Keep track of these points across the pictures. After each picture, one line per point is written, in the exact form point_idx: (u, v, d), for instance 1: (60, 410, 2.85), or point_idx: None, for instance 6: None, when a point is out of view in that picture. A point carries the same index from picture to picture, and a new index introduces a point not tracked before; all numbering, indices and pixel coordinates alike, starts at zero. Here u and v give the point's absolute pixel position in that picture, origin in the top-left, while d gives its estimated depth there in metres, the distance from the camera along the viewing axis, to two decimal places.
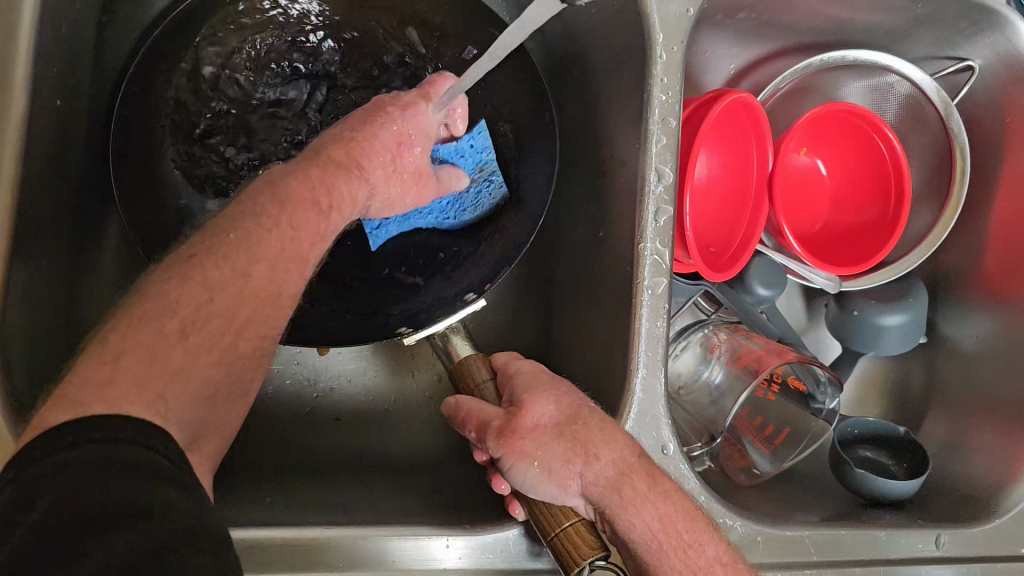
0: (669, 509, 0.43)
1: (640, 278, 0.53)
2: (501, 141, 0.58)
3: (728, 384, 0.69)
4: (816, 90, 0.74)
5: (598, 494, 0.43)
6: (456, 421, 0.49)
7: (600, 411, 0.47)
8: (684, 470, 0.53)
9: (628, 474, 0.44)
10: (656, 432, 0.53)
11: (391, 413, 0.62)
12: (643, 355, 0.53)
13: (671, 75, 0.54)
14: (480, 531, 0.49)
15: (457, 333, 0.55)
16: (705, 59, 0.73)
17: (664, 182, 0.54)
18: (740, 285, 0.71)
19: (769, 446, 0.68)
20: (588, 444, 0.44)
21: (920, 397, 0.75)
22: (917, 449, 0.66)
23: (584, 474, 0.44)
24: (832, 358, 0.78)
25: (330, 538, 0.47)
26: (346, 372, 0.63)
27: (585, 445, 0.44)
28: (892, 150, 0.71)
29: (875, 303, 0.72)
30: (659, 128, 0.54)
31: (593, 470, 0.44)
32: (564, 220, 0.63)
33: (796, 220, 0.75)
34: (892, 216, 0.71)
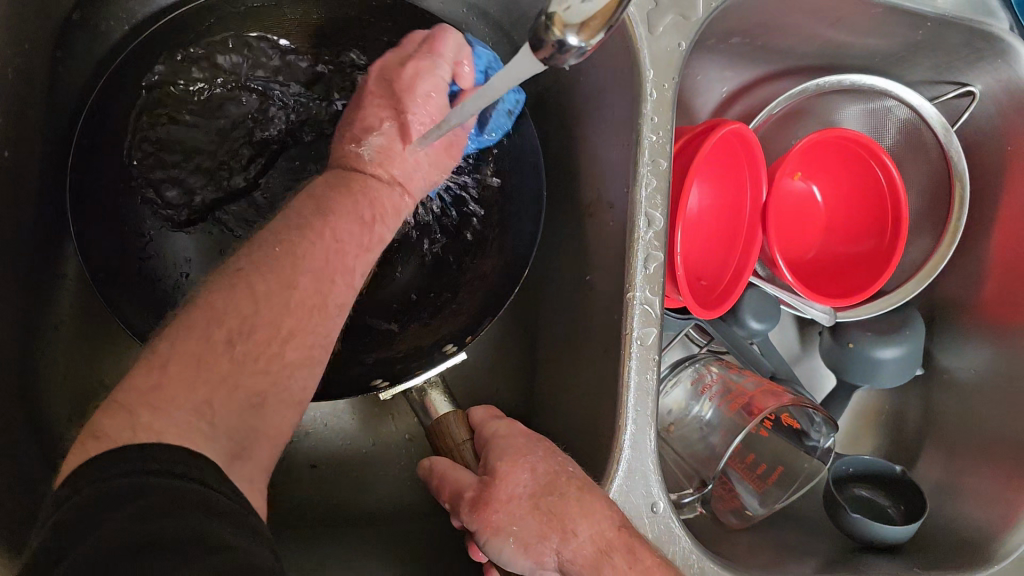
0: None
1: (628, 328, 0.51)
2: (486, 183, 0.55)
3: (719, 423, 0.66)
4: (812, 114, 0.72)
5: (577, 571, 0.42)
6: (431, 486, 0.46)
7: (582, 477, 0.45)
8: (675, 531, 0.50)
9: (608, 552, 0.42)
10: (645, 491, 0.50)
11: (368, 462, 0.59)
12: (632, 409, 0.50)
13: (662, 113, 0.51)
14: None
15: (435, 387, 0.52)
16: (696, 83, 0.70)
17: (654, 227, 0.51)
18: (732, 319, 0.69)
19: (760, 486, 0.66)
20: (566, 520, 0.42)
21: (915, 430, 0.73)
22: (914, 489, 0.65)
23: (561, 551, 0.42)
24: (826, 390, 0.76)
25: None
26: (319, 417, 0.59)
27: (563, 520, 0.42)
28: (889, 178, 0.69)
29: (870, 336, 0.70)
30: (649, 170, 0.51)
31: (570, 547, 0.42)
32: (549, 258, 0.61)
33: (790, 248, 0.72)
34: (888, 247, 0.69)
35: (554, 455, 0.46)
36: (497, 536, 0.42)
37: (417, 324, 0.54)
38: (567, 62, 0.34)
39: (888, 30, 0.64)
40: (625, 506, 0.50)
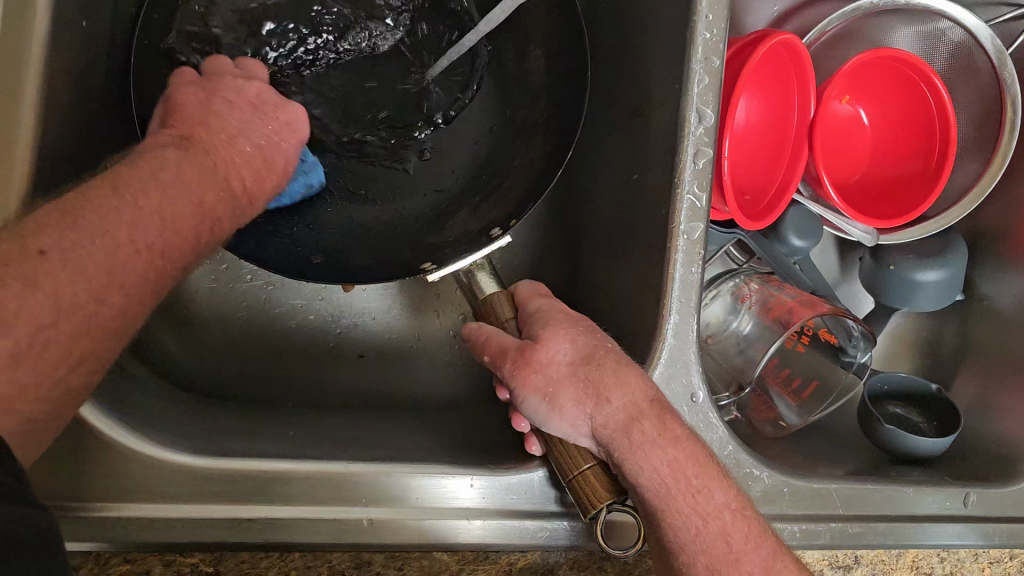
0: (679, 455, 0.43)
1: (675, 222, 0.52)
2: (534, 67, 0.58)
3: (757, 334, 0.68)
4: (864, 36, 0.72)
5: (608, 436, 0.43)
6: (475, 349, 0.50)
7: (622, 355, 0.47)
8: (712, 420, 0.52)
9: (638, 419, 0.43)
10: (685, 379, 0.52)
11: (413, 351, 0.62)
12: (676, 300, 0.52)
13: (718, 11, 0.51)
14: (504, 472, 0.48)
15: (482, 270, 0.54)
16: (748, 0, 0.70)
17: (704, 124, 0.52)
18: (773, 236, 0.69)
19: (796, 400, 0.67)
20: (600, 387, 0.44)
21: (952, 355, 0.73)
22: (948, 404, 0.66)
23: (594, 414, 0.44)
24: (865, 312, 0.76)
25: (354, 472, 0.46)
26: (370, 310, 0.62)
27: (597, 387, 0.44)
28: (939, 100, 0.69)
29: (911, 257, 0.70)
30: (701, 68, 0.52)
31: (603, 412, 0.44)
32: (595, 161, 0.62)
33: (834, 170, 0.73)
34: (934, 170, 0.69)
35: (592, 330, 0.48)
36: (537, 393, 0.45)
37: (467, 211, 0.57)
38: None
39: None
40: (666, 393, 0.51)
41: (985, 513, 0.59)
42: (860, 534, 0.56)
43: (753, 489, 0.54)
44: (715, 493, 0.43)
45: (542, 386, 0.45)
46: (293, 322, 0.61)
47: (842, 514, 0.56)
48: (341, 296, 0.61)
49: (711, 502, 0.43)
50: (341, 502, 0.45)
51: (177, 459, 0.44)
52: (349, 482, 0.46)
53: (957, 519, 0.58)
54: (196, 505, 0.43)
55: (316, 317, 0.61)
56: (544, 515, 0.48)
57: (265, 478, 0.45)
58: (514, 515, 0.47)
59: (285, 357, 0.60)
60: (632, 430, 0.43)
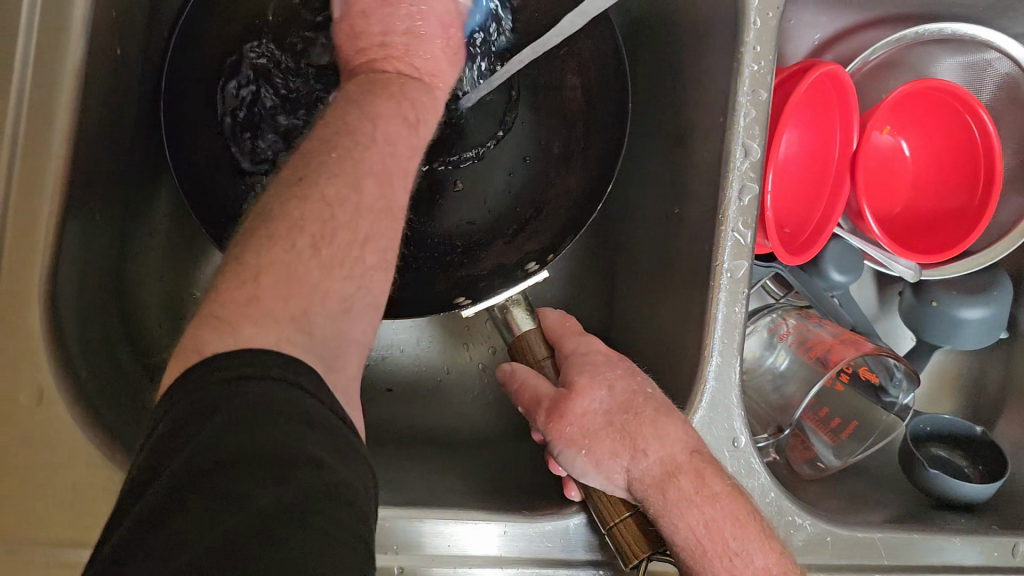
0: (717, 514, 0.41)
1: (719, 260, 0.50)
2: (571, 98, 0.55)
3: (794, 371, 0.66)
4: (906, 66, 0.70)
5: (644, 491, 0.42)
6: (510, 390, 0.48)
7: (661, 399, 0.45)
8: (754, 465, 0.50)
9: (674, 474, 0.42)
10: (727, 423, 0.50)
11: (443, 384, 0.61)
12: (719, 340, 0.50)
13: (766, 42, 0.50)
14: (540, 518, 0.46)
15: (518, 304, 0.52)
16: (789, 28, 0.69)
17: (751, 158, 0.50)
18: (813, 270, 0.67)
19: (835, 439, 0.65)
20: (638, 439, 0.43)
21: (995, 395, 0.71)
22: (994, 453, 0.63)
23: (631, 467, 0.43)
24: (906, 350, 0.74)
25: (384, 517, 0.45)
26: (398, 342, 0.61)
27: (635, 439, 0.43)
28: (985, 134, 0.67)
29: (955, 295, 0.68)
30: (748, 101, 0.50)
31: (641, 463, 0.42)
32: (633, 191, 0.60)
33: (875, 203, 0.71)
34: (980, 205, 0.67)
35: (633, 374, 0.46)
36: (573, 442, 0.44)
37: (501, 243, 0.55)
38: None
39: None
40: (706, 437, 0.50)
41: None
42: None
43: (795, 538, 0.52)
44: (756, 556, 0.41)
45: (576, 437, 0.44)
46: None
47: (886, 564, 0.53)
48: None
49: (752, 565, 0.41)
50: None
51: None
52: (381, 526, 0.45)
53: (1006, 571, 0.55)
54: None
55: None
56: (582, 564, 0.46)
57: None
58: (550, 564, 0.46)
59: None
60: (669, 483, 0.42)
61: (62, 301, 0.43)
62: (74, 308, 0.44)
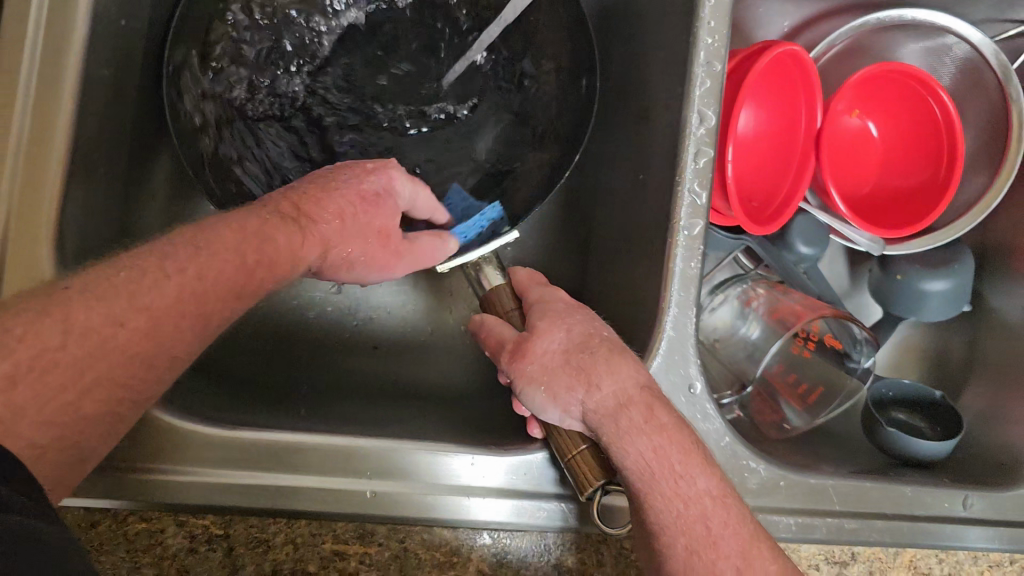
0: (663, 442, 0.45)
1: (677, 218, 0.54)
2: (545, 77, 0.64)
3: (764, 338, 0.70)
4: (870, 51, 0.73)
5: (598, 420, 0.46)
6: (479, 337, 0.54)
7: (612, 341, 0.50)
8: (709, 411, 0.53)
9: (626, 406, 0.46)
10: (684, 370, 0.53)
11: (425, 344, 0.64)
12: (677, 293, 0.53)
13: (720, 18, 0.54)
14: (507, 454, 0.50)
15: (490, 263, 0.57)
16: (758, 15, 0.73)
17: (706, 125, 0.54)
18: (780, 243, 0.71)
19: (803, 404, 0.68)
20: (591, 374, 0.47)
21: (960, 366, 0.73)
22: (952, 414, 0.66)
23: (586, 400, 0.47)
24: (873, 320, 0.77)
25: (360, 446, 0.48)
26: (385, 304, 0.64)
27: (589, 374, 0.47)
28: (946, 114, 0.70)
29: (918, 267, 0.72)
30: (703, 71, 0.54)
31: (594, 398, 0.47)
32: (604, 164, 0.64)
33: (843, 182, 0.74)
34: (942, 180, 0.70)
35: (591, 320, 0.52)
36: (531, 380, 0.48)
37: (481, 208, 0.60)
38: None
39: None
40: (663, 382, 0.53)
41: (985, 516, 0.59)
42: (858, 531, 0.56)
43: (750, 482, 0.55)
44: (697, 478, 0.45)
45: (537, 372, 0.49)
46: (311, 313, 0.63)
47: (838, 510, 0.56)
48: (358, 290, 0.64)
49: (693, 486, 0.45)
50: (346, 472, 0.48)
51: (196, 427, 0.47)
52: (354, 455, 0.48)
53: (956, 520, 0.58)
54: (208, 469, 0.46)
55: (333, 308, 0.64)
56: (543, 496, 0.50)
57: (275, 448, 0.47)
58: (513, 494, 0.49)
59: (302, 346, 0.62)
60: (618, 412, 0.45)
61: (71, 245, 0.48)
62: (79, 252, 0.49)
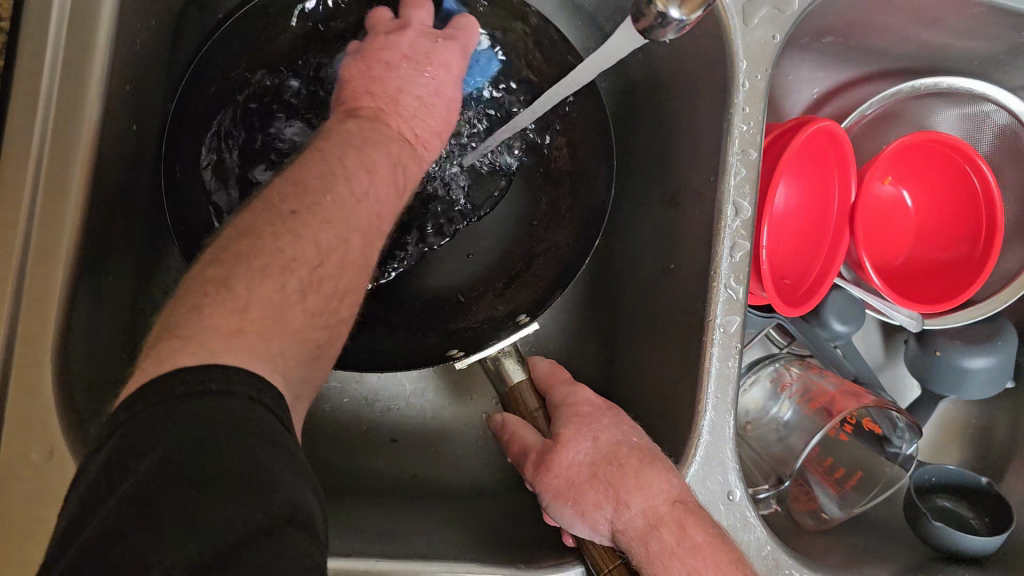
0: (700, 565, 0.42)
1: (712, 315, 0.51)
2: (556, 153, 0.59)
3: (796, 422, 0.67)
4: (903, 118, 0.71)
5: (628, 541, 0.44)
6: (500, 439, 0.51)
7: (646, 448, 0.47)
8: (750, 519, 0.51)
9: (657, 526, 0.43)
10: (721, 477, 0.51)
11: (447, 437, 0.62)
12: (712, 395, 0.51)
13: (754, 104, 0.51)
14: (536, 572, 0.47)
15: (509, 355, 0.54)
16: (787, 83, 0.71)
17: (741, 217, 0.51)
18: (816, 320, 0.67)
19: (838, 490, 0.65)
20: (620, 489, 0.44)
21: (1002, 445, 0.70)
22: (1000, 502, 0.62)
23: (615, 518, 0.44)
24: (909, 402, 0.74)
25: (382, 569, 0.45)
26: (404, 394, 0.62)
27: (617, 489, 0.44)
28: (985, 185, 0.67)
29: (960, 345, 0.68)
30: (738, 160, 0.51)
31: (625, 516, 0.44)
32: (630, 245, 0.62)
33: (877, 252, 0.71)
34: (981, 255, 0.68)
35: (619, 424, 0.48)
36: (557, 495, 0.46)
37: (493, 295, 0.58)
38: (666, 37, 0.35)
39: (990, 31, 0.63)
40: (702, 490, 0.50)
41: None
42: None
43: None
44: None
45: (563, 488, 0.45)
46: (327, 406, 0.60)
47: None
48: (375, 379, 0.61)
49: None
50: None
51: None
52: None
53: None
54: None
55: (350, 401, 0.61)
56: None
57: None
58: None
59: (319, 441, 0.59)
60: (653, 534, 0.43)
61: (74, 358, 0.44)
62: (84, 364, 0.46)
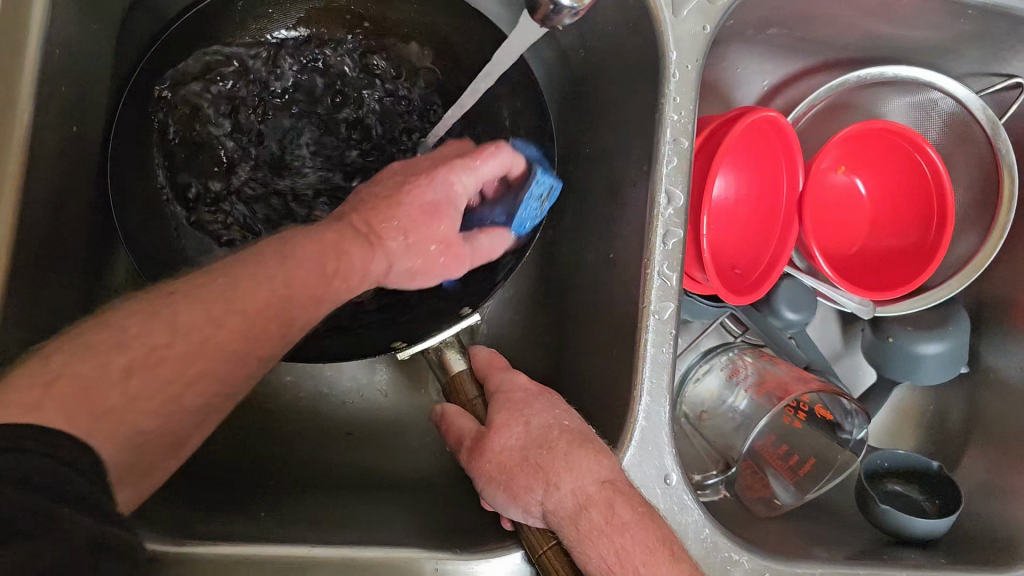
0: (627, 543, 0.42)
1: (646, 303, 0.52)
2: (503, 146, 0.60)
3: (751, 412, 0.66)
4: (853, 108, 0.72)
5: (558, 522, 0.44)
6: (441, 428, 0.51)
7: (577, 431, 0.47)
8: (687, 503, 0.51)
9: (587, 507, 0.43)
10: (658, 461, 0.51)
11: (399, 430, 0.63)
12: (647, 381, 0.52)
13: (685, 94, 0.52)
14: (472, 555, 0.48)
15: (451, 346, 0.55)
16: (736, 75, 0.71)
17: (674, 205, 0.52)
18: (767, 309, 0.69)
19: (792, 477, 0.65)
20: (549, 473, 0.45)
21: (958, 430, 0.71)
22: (950, 485, 0.63)
23: (544, 501, 0.44)
24: (864, 387, 0.74)
25: (318, 556, 0.46)
26: (358, 388, 0.63)
27: (547, 472, 0.45)
28: (935, 172, 0.68)
29: (910, 331, 0.69)
30: (670, 149, 0.52)
31: (553, 499, 0.44)
32: (575, 236, 0.62)
33: (831, 241, 0.72)
34: (933, 242, 0.68)
35: (552, 409, 0.49)
36: (489, 480, 0.46)
37: (440, 290, 0.58)
38: (563, 23, 0.36)
39: (931, 19, 0.63)
40: (637, 474, 0.51)
41: None
42: None
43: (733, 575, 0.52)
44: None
45: (498, 471, 0.46)
46: (281, 399, 0.62)
47: None
48: (327, 373, 0.63)
49: None
50: None
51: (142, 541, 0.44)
52: (313, 564, 0.46)
53: None
54: None
55: (304, 394, 0.62)
56: None
57: (234, 562, 0.45)
58: None
59: (272, 435, 0.60)
60: (577, 518, 0.43)
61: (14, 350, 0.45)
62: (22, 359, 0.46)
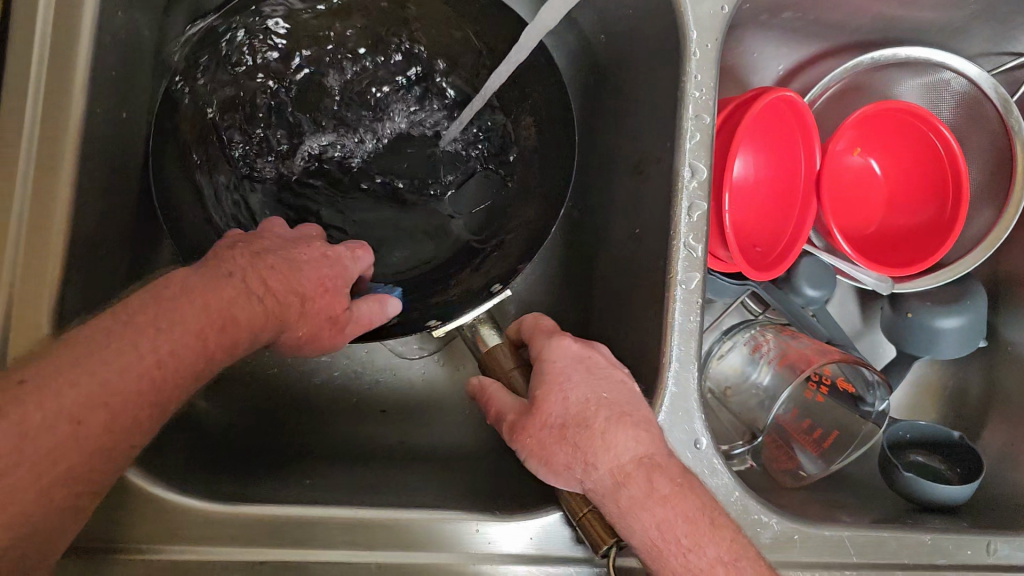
0: (670, 515, 0.44)
1: (673, 272, 0.54)
2: (524, 134, 0.62)
3: (775, 385, 0.68)
4: (867, 90, 0.73)
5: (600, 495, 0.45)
6: (479, 401, 0.53)
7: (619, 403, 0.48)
8: (717, 466, 0.53)
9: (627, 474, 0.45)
10: (688, 426, 0.53)
11: (434, 406, 0.65)
12: (676, 348, 0.53)
13: (705, 72, 0.54)
14: (512, 518, 0.50)
15: (485, 322, 0.58)
16: (753, 60, 0.73)
17: (698, 178, 0.54)
18: (787, 286, 0.70)
19: (818, 449, 0.66)
20: (588, 452, 0.45)
21: (978, 403, 0.72)
22: (971, 453, 0.65)
23: (584, 479, 0.46)
24: (885, 362, 0.76)
25: (364, 517, 0.48)
26: (393, 366, 0.65)
27: (586, 452, 0.46)
28: (949, 149, 0.69)
29: (929, 306, 0.70)
30: (693, 125, 0.54)
31: (592, 475, 0.45)
32: (602, 216, 0.64)
33: (849, 220, 0.73)
34: (949, 217, 0.70)
35: (590, 379, 0.49)
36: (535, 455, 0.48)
37: (469, 270, 0.59)
38: None
39: None
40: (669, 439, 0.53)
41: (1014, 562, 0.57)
42: None
43: (763, 536, 0.53)
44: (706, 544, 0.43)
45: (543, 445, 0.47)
46: (318, 378, 0.64)
47: (856, 562, 0.55)
48: (363, 353, 0.65)
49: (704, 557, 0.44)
50: (349, 544, 0.47)
51: (198, 506, 0.47)
52: (358, 525, 0.48)
53: (981, 568, 0.56)
54: (214, 548, 0.46)
55: (342, 377, 0.64)
56: (554, 559, 0.49)
57: (283, 522, 0.47)
58: (520, 556, 0.49)
59: (314, 413, 0.63)
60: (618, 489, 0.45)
61: (72, 329, 0.47)
62: (79, 330, 0.48)
